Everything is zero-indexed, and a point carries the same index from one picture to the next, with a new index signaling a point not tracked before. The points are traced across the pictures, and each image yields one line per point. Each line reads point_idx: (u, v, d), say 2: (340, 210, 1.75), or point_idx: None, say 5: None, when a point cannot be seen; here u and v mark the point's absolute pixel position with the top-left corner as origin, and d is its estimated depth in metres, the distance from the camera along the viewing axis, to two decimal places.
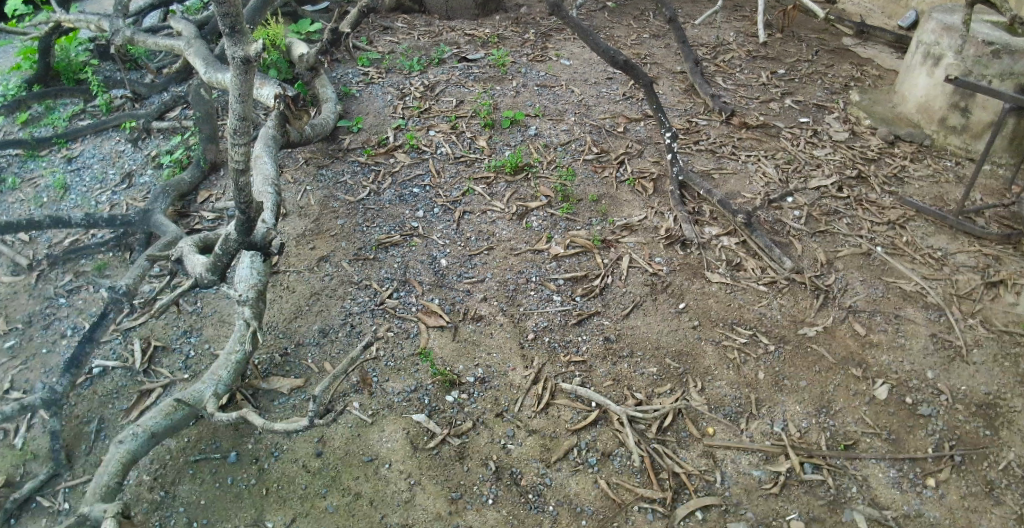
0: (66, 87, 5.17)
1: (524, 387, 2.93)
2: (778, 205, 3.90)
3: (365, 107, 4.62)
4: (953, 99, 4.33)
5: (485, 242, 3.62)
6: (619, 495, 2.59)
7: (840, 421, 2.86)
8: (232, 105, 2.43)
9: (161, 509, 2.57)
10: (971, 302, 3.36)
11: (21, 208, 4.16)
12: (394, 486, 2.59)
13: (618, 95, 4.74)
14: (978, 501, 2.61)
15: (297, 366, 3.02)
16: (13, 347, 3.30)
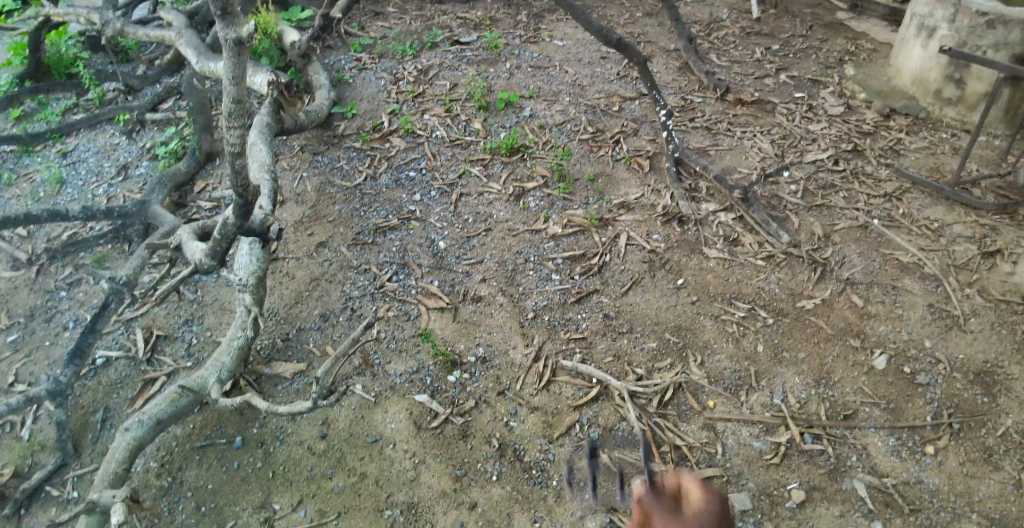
0: (58, 81, 5.16)
1: (525, 365, 2.96)
2: (775, 179, 3.91)
3: (359, 93, 4.61)
4: (948, 70, 4.32)
5: (482, 224, 3.63)
6: (622, 469, 2.62)
7: (839, 391, 2.89)
8: (226, 88, 2.46)
9: (169, 495, 2.60)
10: (968, 272, 3.38)
11: (18, 203, 4.16)
12: (400, 466, 2.62)
13: (612, 74, 4.73)
14: (977, 467, 2.64)
15: (299, 350, 3.04)
16: (16, 341, 3.32)
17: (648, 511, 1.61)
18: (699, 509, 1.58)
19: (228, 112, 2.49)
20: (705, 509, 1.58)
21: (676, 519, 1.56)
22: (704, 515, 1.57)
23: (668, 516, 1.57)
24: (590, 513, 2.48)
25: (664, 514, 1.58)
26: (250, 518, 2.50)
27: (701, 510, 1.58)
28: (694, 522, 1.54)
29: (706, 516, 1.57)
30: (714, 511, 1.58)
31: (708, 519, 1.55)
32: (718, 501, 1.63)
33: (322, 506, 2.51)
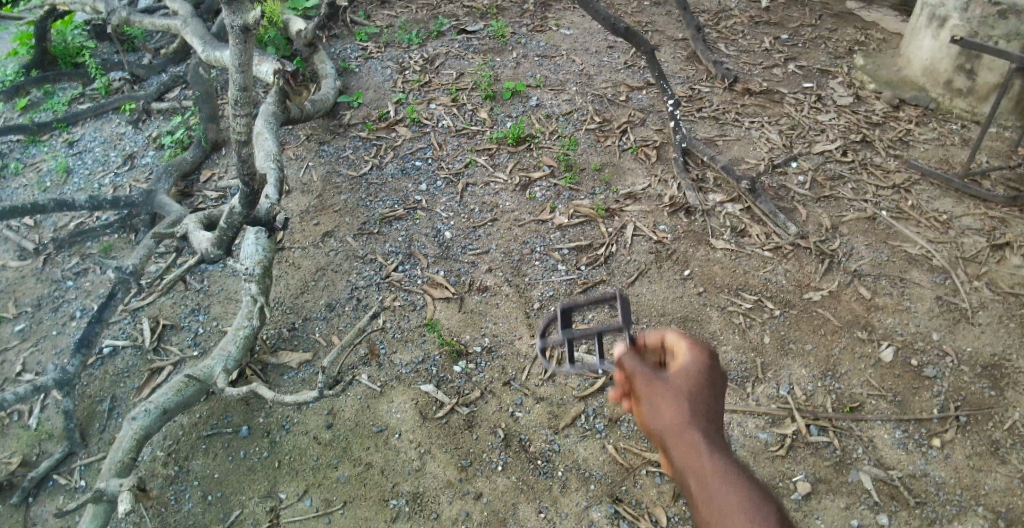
0: (65, 71, 5.16)
1: (531, 355, 2.95)
2: (782, 170, 3.88)
3: (365, 82, 4.59)
4: (959, 61, 4.29)
5: (488, 213, 3.61)
6: (627, 459, 2.62)
7: (846, 383, 2.88)
8: (233, 77, 2.44)
9: (176, 484, 2.62)
10: (977, 264, 3.35)
11: (25, 193, 4.18)
12: (405, 456, 2.63)
13: (619, 64, 4.71)
14: (983, 461, 2.63)
15: (305, 340, 3.04)
16: (23, 330, 3.34)
17: (633, 371, 1.39)
18: (690, 368, 1.38)
19: (234, 99, 2.48)
20: (698, 368, 1.38)
21: (662, 384, 1.35)
22: (697, 374, 1.37)
23: (655, 378, 1.37)
24: (595, 503, 2.49)
25: (649, 378, 1.37)
26: (256, 507, 2.52)
27: (693, 371, 1.37)
28: (686, 388, 1.34)
29: (697, 375, 1.37)
30: (709, 369, 1.38)
31: (701, 382, 1.36)
32: (712, 352, 1.42)
33: (328, 495, 2.53)
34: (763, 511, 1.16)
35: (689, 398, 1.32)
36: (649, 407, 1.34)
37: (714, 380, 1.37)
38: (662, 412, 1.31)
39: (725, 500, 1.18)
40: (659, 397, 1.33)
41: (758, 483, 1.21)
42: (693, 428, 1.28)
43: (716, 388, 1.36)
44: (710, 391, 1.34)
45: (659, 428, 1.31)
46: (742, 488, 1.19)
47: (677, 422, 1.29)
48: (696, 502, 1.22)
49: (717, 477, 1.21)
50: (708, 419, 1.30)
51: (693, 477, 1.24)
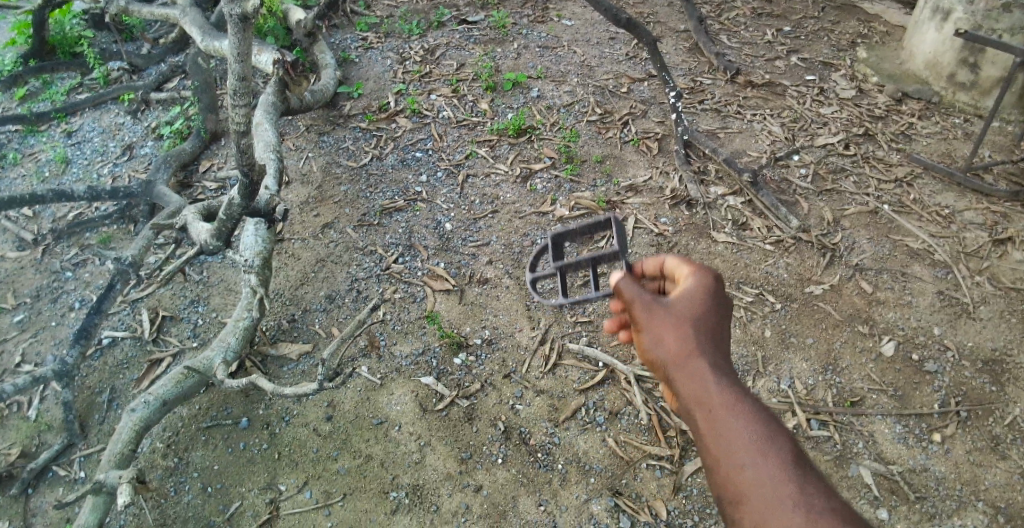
0: (63, 60, 5.13)
1: (532, 348, 2.95)
2: (785, 163, 3.86)
3: (365, 72, 4.57)
4: (962, 54, 4.27)
5: (489, 205, 3.60)
6: (627, 453, 2.61)
7: (847, 378, 2.87)
8: (231, 66, 2.43)
9: (176, 475, 2.61)
10: (979, 259, 3.34)
11: (23, 184, 4.16)
12: (405, 448, 2.63)
13: (621, 55, 4.68)
14: (983, 456, 2.63)
15: (305, 332, 3.03)
16: (22, 321, 3.33)
17: (635, 302, 1.59)
18: (687, 297, 1.58)
19: (234, 90, 2.47)
20: (694, 296, 1.58)
21: (664, 310, 1.57)
22: (692, 302, 1.57)
23: (656, 308, 1.57)
24: (596, 496, 2.49)
25: (651, 305, 1.58)
26: (256, 499, 2.52)
27: (688, 298, 1.58)
28: (683, 316, 1.55)
29: (696, 299, 1.58)
30: (704, 296, 1.58)
31: (697, 308, 1.57)
32: (706, 279, 1.62)
33: (328, 487, 2.53)
34: (752, 418, 1.41)
35: (686, 325, 1.54)
36: (651, 336, 1.55)
37: (708, 305, 1.57)
38: (664, 338, 1.54)
39: (721, 414, 1.43)
40: (660, 325, 1.55)
41: (748, 395, 1.46)
42: (690, 353, 1.51)
43: (710, 312, 1.57)
44: (704, 316, 1.56)
45: (661, 354, 1.54)
46: (735, 401, 1.44)
47: (678, 347, 1.52)
48: (695, 415, 1.47)
49: (712, 393, 1.46)
50: (703, 342, 1.52)
51: (692, 394, 1.48)
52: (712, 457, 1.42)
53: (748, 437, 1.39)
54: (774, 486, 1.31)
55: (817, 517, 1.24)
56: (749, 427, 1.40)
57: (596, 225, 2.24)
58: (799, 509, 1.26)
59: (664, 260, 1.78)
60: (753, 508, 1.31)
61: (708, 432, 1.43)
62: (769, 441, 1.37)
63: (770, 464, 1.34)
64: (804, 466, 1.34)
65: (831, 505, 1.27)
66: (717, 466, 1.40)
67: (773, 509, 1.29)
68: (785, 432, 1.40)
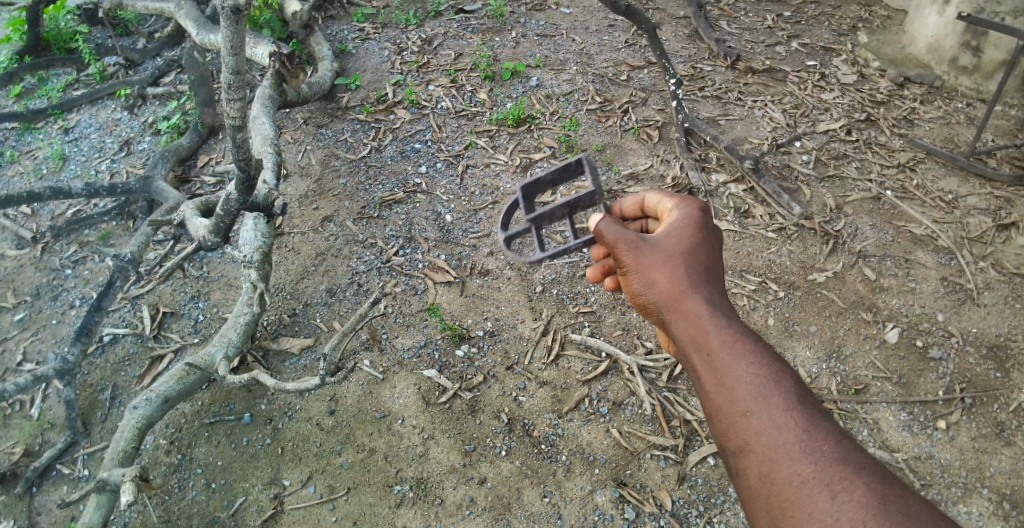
0: (58, 56, 5.10)
1: (534, 339, 2.93)
2: (787, 149, 3.84)
3: (362, 64, 4.53)
4: (964, 38, 4.24)
5: (490, 196, 3.57)
6: (631, 443, 2.61)
7: (851, 365, 2.86)
8: (225, 59, 2.40)
9: (180, 472, 2.61)
10: (982, 245, 3.32)
11: (22, 181, 4.15)
12: (409, 441, 2.62)
13: (620, 42, 4.64)
14: (988, 443, 2.62)
15: (306, 326, 3.02)
16: (23, 319, 3.32)
17: (618, 244, 1.62)
18: (672, 236, 1.62)
19: (228, 84, 2.43)
20: (680, 236, 1.62)
21: (651, 251, 1.60)
22: (677, 240, 1.61)
23: (642, 249, 1.60)
24: (600, 487, 2.48)
25: (639, 247, 1.61)
26: (260, 494, 2.52)
27: (673, 235, 1.62)
28: (670, 254, 1.60)
29: (682, 239, 1.62)
30: (688, 236, 1.63)
31: (682, 246, 1.61)
32: (689, 218, 1.65)
33: (331, 481, 2.53)
34: (755, 361, 1.42)
35: (674, 263, 1.58)
36: (640, 278, 1.60)
37: (693, 240, 1.61)
38: (653, 278, 1.58)
39: (722, 360, 1.44)
40: (648, 266, 1.59)
41: (748, 336, 1.47)
42: (682, 292, 1.55)
43: (695, 247, 1.61)
44: (689, 253, 1.60)
45: (652, 295, 1.59)
46: (735, 345, 1.45)
47: (669, 287, 1.56)
48: (694, 357, 1.50)
49: (710, 336, 1.49)
50: (693, 279, 1.56)
51: (690, 336, 1.52)
52: (714, 403, 1.43)
53: (749, 382, 1.40)
54: (778, 431, 1.32)
55: (824, 464, 1.25)
56: (752, 372, 1.41)
57: (565, 167, 2.02)
58: (806, 456, 1.27)
59: (647, 199, 1.82)
60: (758, 454, 1.32)
61: (709, 377, 1.45)
62: (772, 385, 1.38)
63: (774, 409, 1.35)
64: (809, 409, 1.35)
65: (838, 449, 1.28)
66: (717, 410, 1.42)
67: (777, 454, 1.30)
68: (789, 375, 1.41)
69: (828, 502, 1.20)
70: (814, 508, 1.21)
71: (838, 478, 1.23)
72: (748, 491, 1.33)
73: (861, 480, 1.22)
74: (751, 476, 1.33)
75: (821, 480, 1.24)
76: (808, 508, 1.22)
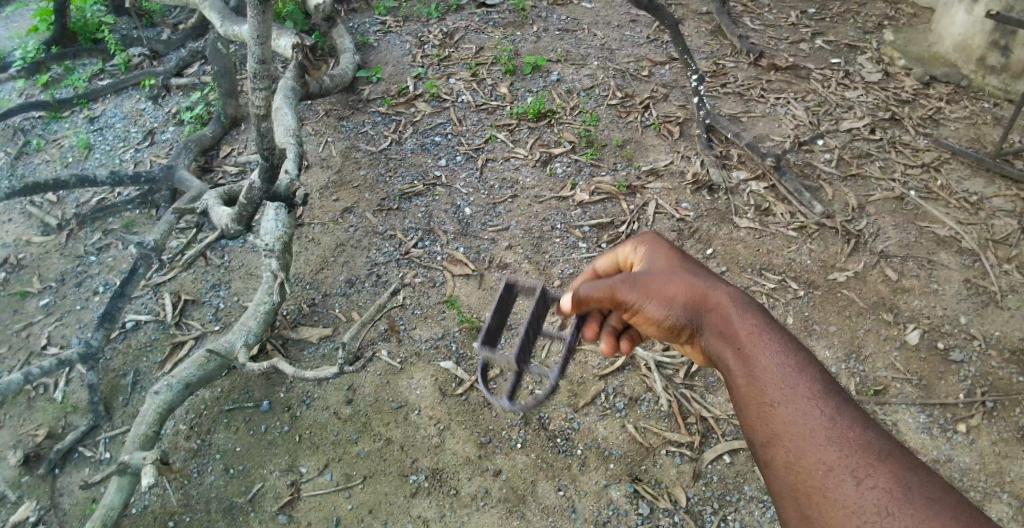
0: (84, 47, 5.20)
1: (551, 333, 2.94)
2: (809, 147, 3.80)
3: (383, 57, 4.55)
4: (993, 37, 4.17)
5: (509, 190, 3.58)
6: (647, 439, 2.60)
7: (870, 366, 2.83)
8: (252, 48, 2.42)
9: (199, 457, 2.65)
10: (1007, 247, 3.26)
11: (48, 169, 4.22)
12: (425, 432, 2.64)
13: (642, 38, 4.62)
14: (1010, 447, 2.58)
15: (325, 315, 3.05)
16: (48, 304, 3.39)
17: (614, 286, 1.66)
18: (657, 259, 1.70)
19: (254, 73, 2.47)
20: (664, 258, 1.71)
21: (651, 278, 1.64)
22: (663, 260, 1.70)
23: (641, 277, 1.64)
24: (615, 482, 2.48)
25: (638, 279, 1.64)
26: (277, 480, 2.55)
27: (655, 259, 1.71)
28: (668, 268, 1.67)
29: (668, 260, 1.70)
30: (670, 256, 1.71)
31: (673, 263, 1.68)
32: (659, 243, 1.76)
33: (348, 470, 2.55)
34: (780, 350, 1.39)
35: (678, 274, 1.63)
36: (652, 301, 1.60)
37: (676, 255, 1.71)
38: (663, 298, 1.59)
39: (749, 352, 1.42)
40: (655, 286, 1.61)
41: (771, 327, 1.44)
42: (703, 293, 1.57)
43: (683, 258, 1.70)
44: (683, 264, 1.68)
45: (675, 310, 1.58)
46: (760, 336, 1.43)
47: (687, 295, 1.58)
48: (725, 358, 1.47)
49: (733, 332, 1.47)
50: (704, 281, 1.60)
51: (717, 338, 1.50)
52: (742, 397, 1.39)
53: (776, 372, 1.36)
54: (804, 419, 1.27)
55: (850, 451, 1.19)
56: (778, 360, 1.37)
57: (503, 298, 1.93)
58: (832, 443, 1.22)
59: (596, 265, 1.89)
60: (785, 444, 1.28)
61: (737, 371, 1.42)
62: (797, 373, 1.34)
63: (800, 397, 1.30)
64: (837, 397, 1.29)
65: (868, 435, 1.21)
66: (745, 403, 1.38)
67: (804, 442, 1.25)
68: (815, 363, 1.36)
69: (853, 490, 1.15)
70: (839, 497, 1.16)
71: (865, 465, 1.16)
72: (775, 482, 1.29)
73: (889, 467, 1.15)
74: (780, 465, 1.28)
75: (847, 468, 1.18)
76: (834, 496, 1.17)
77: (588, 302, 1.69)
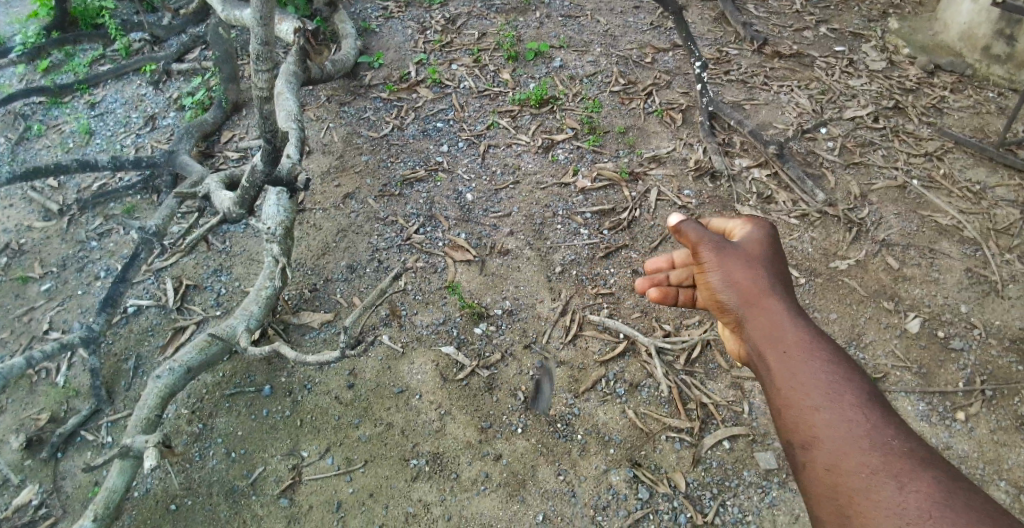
0: (85, 32, 5.18)
1: (552, 319, 2.94)
2: (812, 135, 3.79)
3: (385, 42, 4.53)
4: (999, 26, 4.14)
5: (510, 176, 3.57)
6: (647, 425, 2.61)
7: (870, 354, 2.84)
8: (254, 30, 2.41)
9: (201, 441, 2.66)
10: (1009, 236, 3.25)
11: (49, 155, 4.21)
12: (426, 416, 2.65)
13: (645, 25, 4.59)
14: (1008, 436, 2.59)
15: (327, 300, 3.06)
16: (50, 289, 3.39)
17: (702, 242, 1.82)
18: (753, 243, 1.81)
19: (256, 55, 2.45)
20: (757, 243, 1.80)
21: (732, 250, 1.79)
22: (758, 246, 1.80)
23: (723, 248, 1.79)
24: (615, 467, 2.50)
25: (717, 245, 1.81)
26: (279, 464, 2.56)
27: (750, 244, 1.81)
28: (750, 258, 1.77)
29: (757, 243, 1.81)
30: (761, 246, 1.80)
31: (762, 253, 1.79)
32: (761, 232, 1.84)
33: (349, 454, 2.56)
34: (828, 358, 1.49)
35: (761, 266, 1.74)
36: (720, 273, 1.77)
37: (769, 250, 1.79)
38: (732, 271, 1.75)
39: (794, 355, 1.52)
40: (728, 264, 1.77)
41: (822, 336, 1.54)
42: (762, 291, 1.69)
43: (773, 256, 1.78)
44: (771, 263, 1.76)
45: (732, 292, 1.73)
46: (809, 344, 1.53)
47: (750, 285, 1.71)
48: (769, 358, 1.56)
49: (789, 333, 1.57)
50: (773, 281, 1.71)
51: (768, 335, 1.61)
52: (782, 396, 1.49)
53: (824, 376, 1.45)
54: (847, 422, 1.36)
55: (891, 455, 1.28)
56: (824, 366, 1.47)
57: None
58: (874, 447, 1.30)
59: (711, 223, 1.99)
60: (823, 446, 1.36)
61: (779, 371, 1.52)
62: (844, 381, 1.43)
63: (845, 404, 1.39)
64: (879, 404, 1.39)
65: (907, 444, 1.30)
66: (786, 406, 1.47)
67: (846, 446, 1.33)
68: (861, 374, 1.45)
69: (897, 493, 1.22)
70: (882, 498, 1.23)
71: (907, 469, 1.24)
72: (811, 483, 1.36)
73: (930, 474, 1.23)
74: (822, 462, 1.35)
75: (889, 472, 1.26)
76: (876, 496, 1.24)
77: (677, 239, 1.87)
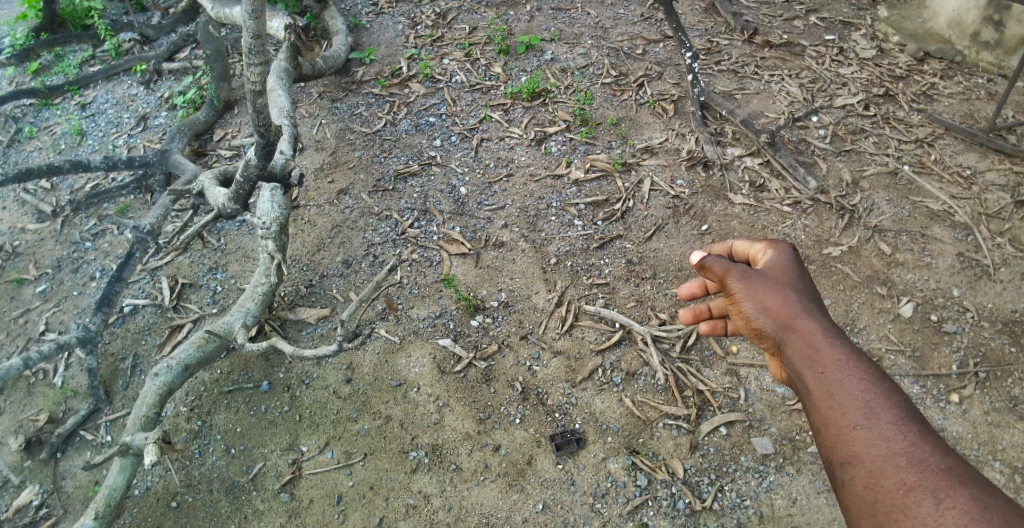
0: (74, 33, 5.15)
1: (548, 310, 2.95)
2: (803, 123, 3.81)
3: (376, 38, 4.53)
4: (987, 12, 4.18)
5: (504, 169, 3.59)
6: (643, 412, 2.63)
7: (864, 338, 2.86)
8: (246, 24, 2.39)
9: (200, 438, 2.67)
10: (1000, 220, 3.28)
11: (41, 156, 4.21)
12: (424, 409, 2.66)
13: (635, 17, 4.60)
14: (1001, 416, 2.62)
15: (322, 296, 3.06)
16: (45, 291, 3.39)
17: (728, 272, 1.75)
18: (778, 268, 1.75)
19: (249, 49, 2.46)
20: (783, 267, 1.75)
21: (760, 277, 1.73)
22: (782, 270, 1.75)
23: (750, 276, 1.73)
24: (614, 455, 2.51)
25: (744, 274, 1.73)
26: (279, 459, 2.57)
27: (776, 268, 1.75)
28: (776, 282, 1.72)
29: (784, 267, 1.75)
30: (786, 269, 1.75)
31: (788, 277, 1.73)
32: (784, 254, 1.78)
33: (348, 448, 2.57)
34: (865, 376, 1.49)
35: (791, 293, 1.69)
36: (753, 302, 1.70)
37: (794, 272, 1.74)
38: (764, 299, 1.69)
39: (831, 374, 1.52)
40: (758, 292, 1.70)
41: (859, 355, 1.54)
42: (795, 314, 1.66)
43: (799, 278, 1.74)
44: (799, 285, 1.72)
45: (766, 319, 1.68)
46: (845, 363, 1.52)
47: (782, 309, 1.67)
48: (807, 381, 1.56)
49: (826, 354, 1.56)
50: (804, 304, 1.67)
51: (805, 359, 1.59)
52: (822, 418, 1.49)
53: (861, 395, 1.46)
54: (885, 440, 1.38)
55: (928, 472, 1.30)
56: (862, 386, 1.47)
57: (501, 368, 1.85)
58: (911, 465, 1.33)
59: (730, 245, 1.92)
60: (863, 465, 1.38)
61: (818, 392, 1.52)
62: (882, 401, 1.44)
63: (883, 423, 1.41)
64: (917, 422, 1.40)
65: (945, 460, 1.32)
66: (827, 426, 1.48)
67: (884, 464, 1.36)
68: (898, 390, 1.46)
69: (934, 509, 1.25)
70: (920, 515, 1.27)
71: (943, 485, 1.27)
72: (851, 500, 1.39)
73: (967, 489, 1.25)
74: (860, 481, 1.38)
75: (926, 488, 1.29)
76: (913, 513, 1.28)
77: (701, 273, 1.81)
